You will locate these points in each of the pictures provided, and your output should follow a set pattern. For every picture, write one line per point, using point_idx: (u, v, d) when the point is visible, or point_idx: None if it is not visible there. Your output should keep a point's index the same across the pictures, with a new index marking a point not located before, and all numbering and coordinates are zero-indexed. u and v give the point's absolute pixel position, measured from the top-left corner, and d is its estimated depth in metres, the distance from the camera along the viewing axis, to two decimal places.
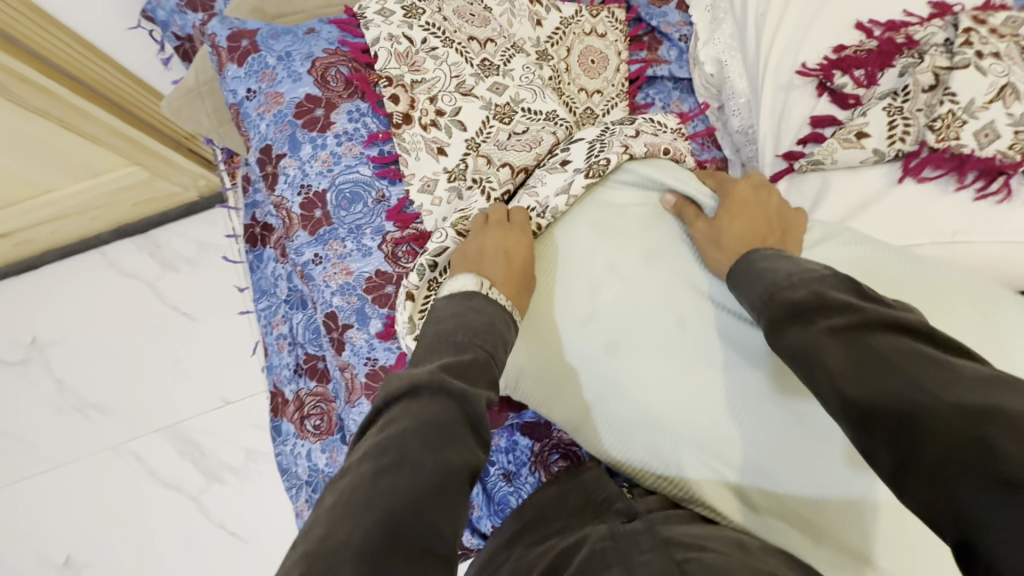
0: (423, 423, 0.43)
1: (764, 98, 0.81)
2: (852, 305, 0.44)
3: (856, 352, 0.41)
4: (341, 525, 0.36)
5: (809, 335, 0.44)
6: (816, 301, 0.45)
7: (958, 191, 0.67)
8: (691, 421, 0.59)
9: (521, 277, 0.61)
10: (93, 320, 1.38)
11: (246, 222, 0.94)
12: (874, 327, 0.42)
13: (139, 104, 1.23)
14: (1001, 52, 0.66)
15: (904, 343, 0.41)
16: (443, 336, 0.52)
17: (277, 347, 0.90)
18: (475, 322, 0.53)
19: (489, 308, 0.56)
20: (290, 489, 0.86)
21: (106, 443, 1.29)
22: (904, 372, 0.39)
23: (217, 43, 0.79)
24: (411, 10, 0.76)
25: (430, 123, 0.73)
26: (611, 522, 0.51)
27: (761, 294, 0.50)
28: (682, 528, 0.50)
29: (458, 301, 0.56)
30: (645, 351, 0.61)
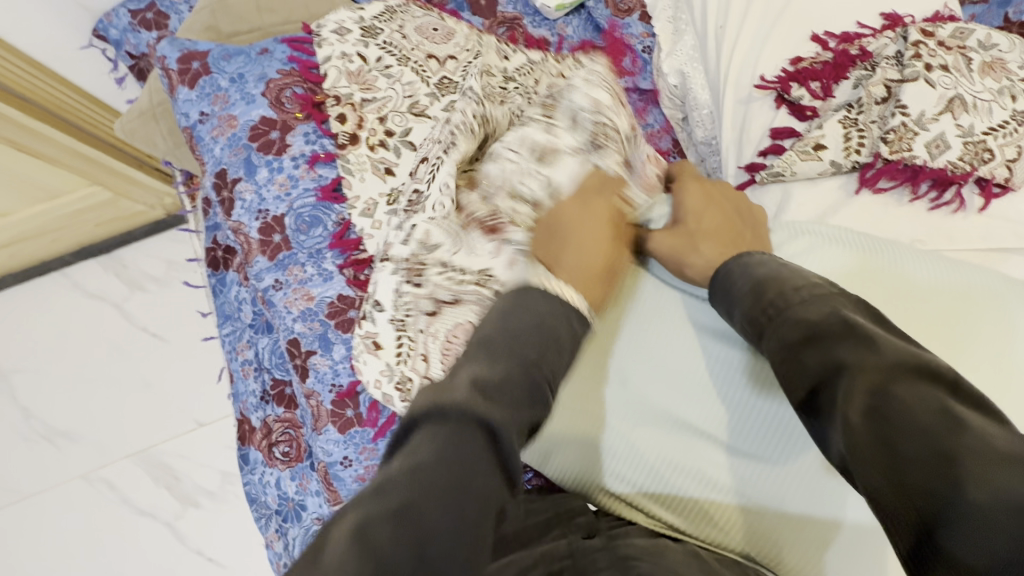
0: (446, 458, 0.37)
1: (725, 110, 0.82)
2: (870, 339, 0.37)
3: (877, 405, 0.35)
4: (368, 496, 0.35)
5: (829, 368, 0.37)
6: (833, 328, 0.39)
7: (912, 203, 0.68)
8: (652, 459, 0.59)
9: (590, 266, 0.56)
10: (57, 344, 1.33)
11: (208, 245, 0.91)
12: (899, 371, 0.35)
13: (98, 124, 1.20)
14: (949, 64, 0.68)
15: (934, 396, 0.34)
16: (486, 343, 0.47)
17: (242, 374, 0.88)
18: (523, 326, 0.47)
19: (546, 305, 0.49)
20: (260, 519, 0.85)
21: (74, 472, 1.24)
22: (937, 444, 0.32)
23: (168, 65, 0.77)
24: (369, 30, 0.77)
25: (378, 143, 0.72)
26: (570, 538, 0.50)
27: (769, 309, 0.43)
28: (639, 539, 0.49)
29: (513, 295, 0.51)
30: (597, 395, 0.61)
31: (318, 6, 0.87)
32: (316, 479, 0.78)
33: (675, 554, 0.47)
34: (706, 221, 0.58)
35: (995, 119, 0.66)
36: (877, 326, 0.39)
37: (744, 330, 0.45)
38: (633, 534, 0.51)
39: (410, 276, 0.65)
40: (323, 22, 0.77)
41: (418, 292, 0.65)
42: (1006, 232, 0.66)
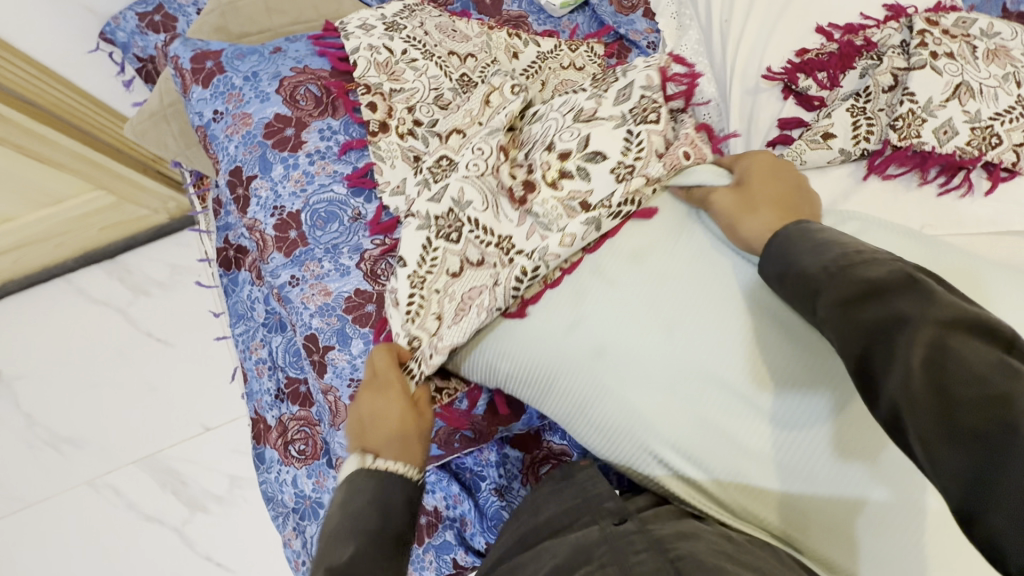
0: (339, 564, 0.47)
1: (732, 102, 0.83)
2: (932, 294, 0.37)
3: (932, 355, 0.34)
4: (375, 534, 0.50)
5: (886, 321, 0.37)
6: (892, 285, 0.38)
7: (921, 187, 0.69)
8: (688, 433, 0.54)
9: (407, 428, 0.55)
10: (62, 350, 1.33)
11: (219, 245, 0.91)
12: (956, 326, 0.35)
13: (102, 128, 1.20)
14: (954, 52, 0.69)
15: (990, 350, 0.34)
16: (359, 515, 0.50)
17: (256, 372, 0.88)
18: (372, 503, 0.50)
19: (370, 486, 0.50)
20: (276, 518, 0.84)
21: (80, 478, 1.23)
22: (992, 392, 0.32)
23: (181, 65, 0.78)
24: (392, 25, 0.78)
25: (407, 131, 0.73)
26: (602, 523, 0.50)
27: (829, 266, 0.43)
28: (670, 525, 0.49)
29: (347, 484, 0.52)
30: (638, 358, 0.55)
31: (328, 6, 0.88)
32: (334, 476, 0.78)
33: (709, 533, 0.48)
34: (766, 192, 0.56)
35: (1000, 105, 0.68)
36: (939, 287, 0.38)
37: (798, 290, 0.45)
38: (663, 518, 0.52)
39: (448, 233, 0.65)
40: (348, 19, 0.78)
41: (453, 248, 0.65)
42: (1012, 216, 0.67)
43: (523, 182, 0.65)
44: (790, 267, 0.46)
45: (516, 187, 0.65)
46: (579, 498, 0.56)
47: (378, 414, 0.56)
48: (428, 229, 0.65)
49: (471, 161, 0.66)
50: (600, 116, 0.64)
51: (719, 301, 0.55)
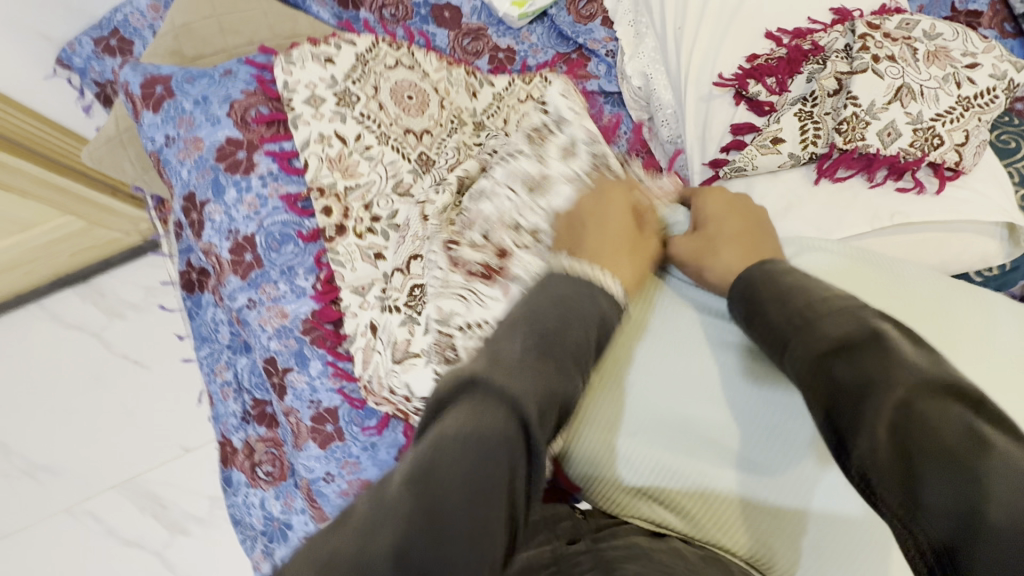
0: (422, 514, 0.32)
1: (687, 109, 0.84)
2: (898, 355, 0.36)
3: (900, 420, 0.35)
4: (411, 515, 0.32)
5: (857, 384, 0.36)
6: (859, 341, 0.37)
7: (872, 188, 0.70)
8: (655, 463, 0.56)
9: (613, 249, 0.55)
10: (38, 378, 1.31)
11: (182, 268, 0.91)
12: (928, 393, 0.35)
13: (67, 152, 1.19)
14: (896, 55, 0.71)
15: (957, 415, 0.34)
16: (532, 322, 0.44)
17: (222, 395, 0.87)
18: (571, 311, 0.46)
19: (594, 296, 0.48)
20: (245, 541, 0.84)
21: (58, 506, 1.22)
22: (961, 467, 0.33)
23: (131, 91, 0.77)
24: (344, 97, 0.75)
25: (366, 230, 0.72)
26: (554, 543, 0.49)
27: (794, 319, 0.41)
28: (622, 542, 0.50)
29: (558, 278, 0.49)
30: (603, 394, 0.58)
31: (283, 25, 0.88)
32: (301, 496, 0.78)
33: (662, 554, 0.48)
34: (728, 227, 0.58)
35: (942, 105, 0.69)
36: (905, 347, 0.37)
37: (766, 338, 0.43)
38: (630, 531, 0.53)
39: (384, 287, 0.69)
40: (292, 82, 0.75)
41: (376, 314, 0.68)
42: (961, 213, 0.68)
43: (495, 253, 0.63)
44: (756, 313, 0.45)
45: (486, 258, 0.63)
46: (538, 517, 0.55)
47: (606, 228, 0.57)
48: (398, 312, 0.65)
49: (441, 255, 0.62)
50: (552, 179, 0.64)
51: (674, 336, 0.59)
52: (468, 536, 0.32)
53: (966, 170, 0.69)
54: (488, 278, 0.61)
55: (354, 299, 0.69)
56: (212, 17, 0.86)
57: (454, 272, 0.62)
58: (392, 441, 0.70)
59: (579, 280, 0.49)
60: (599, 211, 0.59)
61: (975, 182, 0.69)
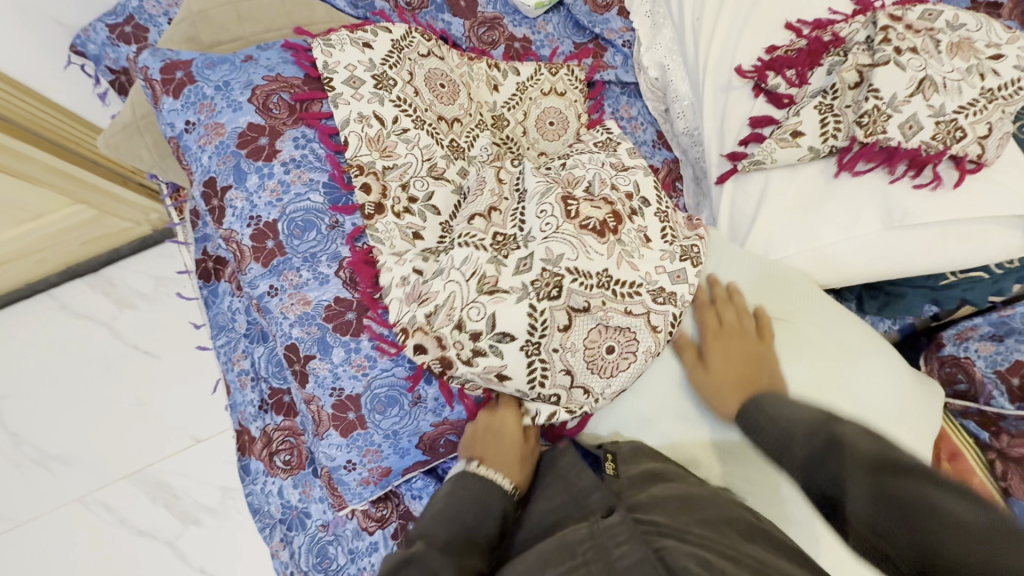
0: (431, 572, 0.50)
1: (706, 100, 0.85)
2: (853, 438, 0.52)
3: (879, 493, 0.47)
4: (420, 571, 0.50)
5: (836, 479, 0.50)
6: (834, 449, 0.52)
7: (893, 183, 0.70)
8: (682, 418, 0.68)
9: (507, 452, 0.66)
10: (47, 368, 1.30)
11: (198, 256, 0.90)
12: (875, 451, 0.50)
13: (78, 140, 1.18)
14: (918, 47, 0.71)
15: (916, 485, 0.46)
16: (457, 492, 0.61)
17: (239, 384, 0.87)
18: (471, 490, 0.61)
19: (476, 483, 0.62)
20: (263, 530, 0.84)
21: (69, 496, 1.22)
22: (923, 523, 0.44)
23: (150, 76, 0.77)
24: (381, 81, 0.75)
25: (403, 210, 0.71)
26: (590, 520, 0.51)
27: (781, 436, 0.57)
28: (662, 517, 0.51)
29: (453, 479, 0.64)
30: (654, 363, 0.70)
31: (301, 12, 0.88)
32: (320, 484, 0.79)
33: (700, 529, 0.49)
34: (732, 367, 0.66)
35: (965, 98, 0.69)
36: (857, 437, 0.52)
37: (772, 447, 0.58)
38: (666, 502, 0.54)
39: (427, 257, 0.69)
40: (332, 64, 0.75)
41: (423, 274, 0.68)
42: (984, 207, 0.69)
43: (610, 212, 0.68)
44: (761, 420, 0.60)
45: (602, 215, 0.68)
46: (568, 492, 0.58)
47: (484, 437, 0.67)
48: (474, 246, 0.66)
49: (557, 207, 0.66)
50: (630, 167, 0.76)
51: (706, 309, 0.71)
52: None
53: (988, 163, 0.69)
54: (601, 233, 0.66)
55: (392, 259, 0.69)
56: (229, 4, 0.86)
57: (568, 221, 0.66)
58: (414, 430, 0.71)
59: (474, 475, 0.63)
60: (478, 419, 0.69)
61: (997, 175, 0.70)
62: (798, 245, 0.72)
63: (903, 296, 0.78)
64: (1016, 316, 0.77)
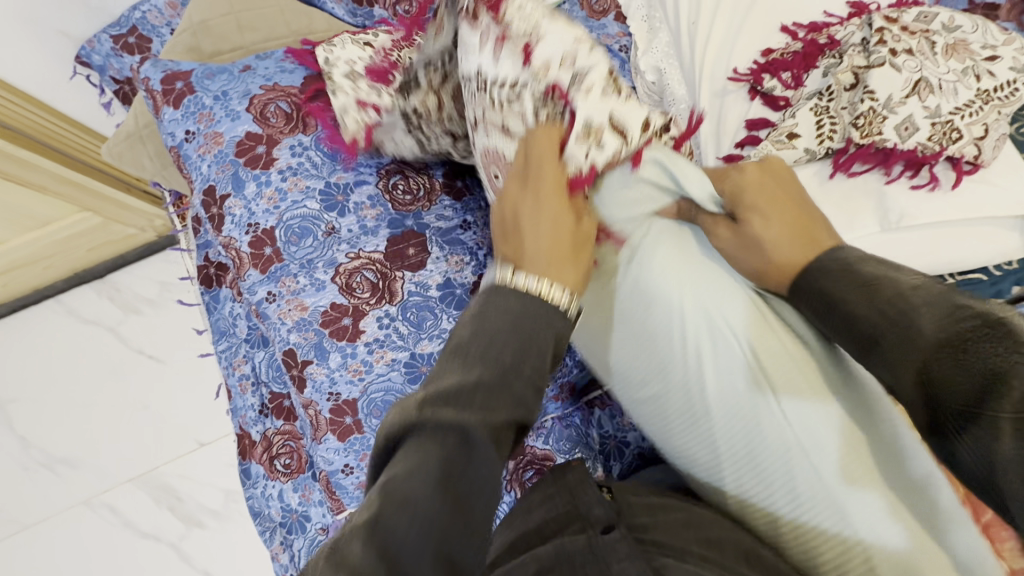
0: (418, 476, 0.36)
1: (701, 105, 0.85)
2: (953, 310, 0.40)
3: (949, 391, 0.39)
4: (415, 477, 0.36)
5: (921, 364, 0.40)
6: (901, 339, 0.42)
7: (888, 184, 0.71)
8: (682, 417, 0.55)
9: (561, 242, 0.50)
10: (55, 373, 1.33)
11: (201, 263, 0.92)
12: (947, 356, 0.39)
13: (83, 149, 1.20)
14: (914, 48, 0.71)
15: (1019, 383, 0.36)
16: (482, 326, 0.44)
17: (240, 389, 0.88)
18: (492, 324, 0.43)
19: (513, 302, 0.45)
20: (264, 533, 0.85)
21: (76, 498, 1.24)
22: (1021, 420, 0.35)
23: (152, 87, 0.78)
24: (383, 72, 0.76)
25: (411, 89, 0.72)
26: (589, 532, 0.53)
27: (848, 273, 0.46)
28: (665, 536, 0.52)
29: (478, 300, 0.46)
30: (629, 335, 0.57)
31: (298, 21, 0.89)
32: (319, 488, 0.79)
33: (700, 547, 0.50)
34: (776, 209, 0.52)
35: (961, 99, 0.69)
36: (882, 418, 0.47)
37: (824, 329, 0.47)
38: (670, 521, 0.54)
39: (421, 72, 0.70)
40: (332, 58, 0.77)
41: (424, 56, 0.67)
42: (978, 209, 0.68)
43: None
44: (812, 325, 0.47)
45: None
46: (566, 499, 0.58)
47: (528, 228, 0.50)
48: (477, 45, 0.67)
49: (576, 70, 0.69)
50: None
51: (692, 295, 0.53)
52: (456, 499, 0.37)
53: (986, 164, 0.69)
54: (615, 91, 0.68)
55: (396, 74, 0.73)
56: (227, 15, 0.87)
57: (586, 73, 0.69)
58: None
59: (512, 293, 0.45)
60: (522, 201, 0.52)
61: (993, 177, 0.70)
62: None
63: None
64: None
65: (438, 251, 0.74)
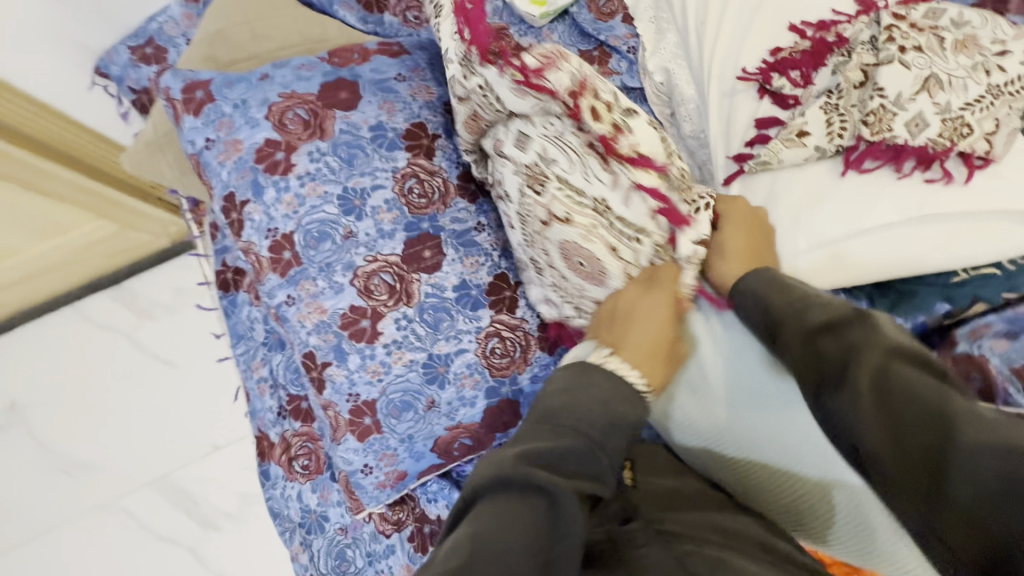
0: (502, 531, 0.42)
1: (711, 104, 0.85)
2: (877, 328, 0.48)
3: (880, 382, 0.46)
4: (511, 533, 0.42)
5: (837, 355, 0.48)
6: (836, 325, 0.50)
7: (899, 179, 0.71)
8: (697, 417, 0.66)
9: (647, 347, 0.61)
10: (72, 379, 1.34)
11: (217, 268, 0.93)
12: (897, 358, 0.46)
13: (101, 158, 1.23)
14: (923, 45, 0.71)
15: (923, 382, 0.45)
16: (569, 407, 0.53)
17: (258, 391, 0.89)
18: (587, 401, 0.54)
19: (608, 383, 0.56)
20: (284, 533, 0.86)
21: (95, 501, 1.25)
22: (920, 412, 0.43)
23: (172, 96, 0.80)
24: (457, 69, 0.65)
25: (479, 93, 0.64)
26: (609, 524, 0.53)
27: (787, 300, 0.53)
28: (689, 531, 0.52)
29: (575, 370, 0.58)
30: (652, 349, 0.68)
31: (313, 29, 0.91)
32: (337, 488, 0.81)
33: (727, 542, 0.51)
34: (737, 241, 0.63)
35: (971, 94, 0.69)
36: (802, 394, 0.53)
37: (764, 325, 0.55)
38: (694, 519, 0.54)
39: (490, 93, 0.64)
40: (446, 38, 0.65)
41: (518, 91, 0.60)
42: (992, 204, 0.69)
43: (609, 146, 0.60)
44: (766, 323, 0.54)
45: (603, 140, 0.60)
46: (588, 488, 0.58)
47: (624, 324, 0.62)
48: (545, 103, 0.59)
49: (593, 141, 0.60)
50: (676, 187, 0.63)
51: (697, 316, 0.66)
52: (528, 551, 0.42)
53: (997, 159, 0.70)
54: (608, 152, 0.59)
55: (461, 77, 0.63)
56: (244, 24, 0.90)
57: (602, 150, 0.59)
58: (428, 434, 0.73)
59: (602, 373, 0.57)
60: (632, 297, 0.64)
61: (1006, 171, 0.70)
62: (809, 241, 0.72)
63: (915, 294, 0.79)
64: None
65: (453, 253, 0.76)
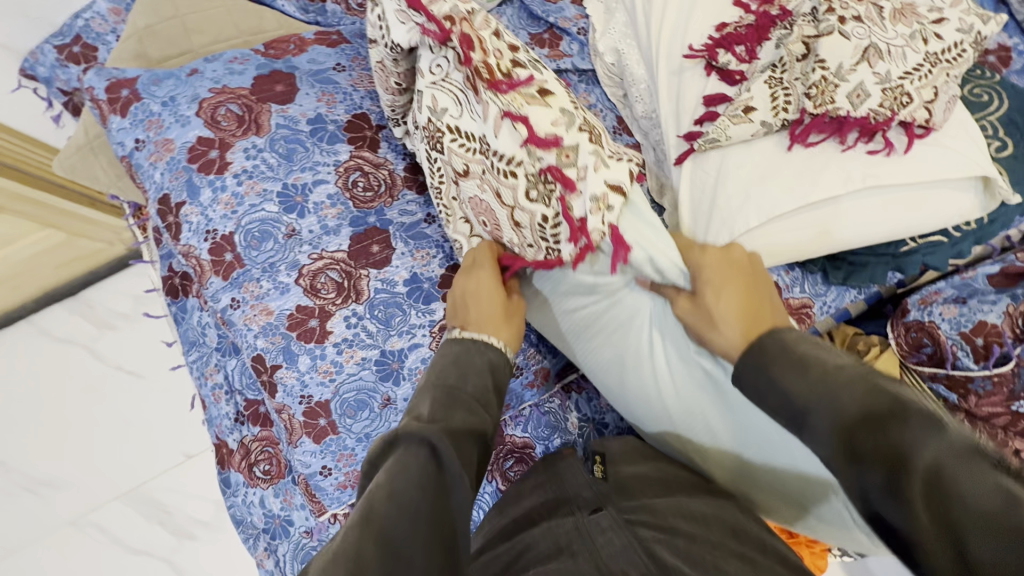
0: (389, 479, 0.40)
1: (660, 85, 0.84)
2: (934, 420, 0.37)
3: (933, 483, 0.36)
4: (394, 475, 0.40)
5: (879, 453, 0.38)
6: (874, 414, 0.39)
7: (844, 151, 0.71)
8: (661, 419, 0.65)
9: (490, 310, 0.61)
10: (30, 395, 1.30)
11: (164, 274, 0.90)
12: (963, 458, 0.35)
13: (39, 164, 1.17)
14: (862, 15, 0.71)
15: (987, 482, 0.34)
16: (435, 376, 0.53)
17: (214, 399, 0.87)
18: (443, 364, 0.55)
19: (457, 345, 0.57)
20: (248, 540, 0.85)
21: (63, 518, 1.22)
22: (998, 527, 0.33)
23: (97, 96, 0.76)
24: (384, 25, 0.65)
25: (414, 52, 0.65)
26: (578, 515, 0.53)
27: (808, 376, 0.44)
28: (650, 514, 0.52)
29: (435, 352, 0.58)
30: (605, 353, 0.66)
31: (247, 20, 0.88)
32: (299, 492, 0.79)
33: (689, 522, 0.51)
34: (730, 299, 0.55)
35: (910, 63, 0.69)
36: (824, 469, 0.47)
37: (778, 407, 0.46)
38: (658, 500, 0.54)
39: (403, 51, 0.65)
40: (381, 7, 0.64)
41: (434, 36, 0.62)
42: (932, 172, 0.70)
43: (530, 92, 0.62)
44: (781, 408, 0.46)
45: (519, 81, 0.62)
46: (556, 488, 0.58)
47: (466, 299, 0.62)
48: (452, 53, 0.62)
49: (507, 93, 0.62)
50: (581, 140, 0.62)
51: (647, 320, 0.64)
52: (415, 500, 0.39)
53: (937, 127, 0.70)
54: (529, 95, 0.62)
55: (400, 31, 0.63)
56: (176, 18, 0.86)
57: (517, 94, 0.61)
58: (386, 431, 0.70)
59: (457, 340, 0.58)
60: (462, 283, 0.65)
61: (946, 139, 0.70)
62: (759, 215, 0.71)
63: (866, 266, 0.78)
64: (978, 278, 0.78)
65: (402, 247, 0.74)
